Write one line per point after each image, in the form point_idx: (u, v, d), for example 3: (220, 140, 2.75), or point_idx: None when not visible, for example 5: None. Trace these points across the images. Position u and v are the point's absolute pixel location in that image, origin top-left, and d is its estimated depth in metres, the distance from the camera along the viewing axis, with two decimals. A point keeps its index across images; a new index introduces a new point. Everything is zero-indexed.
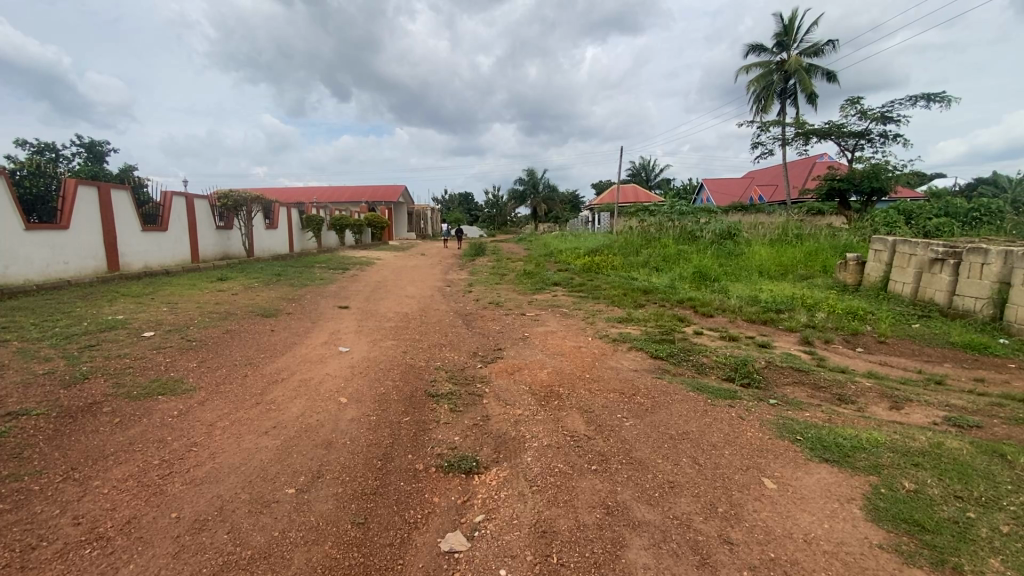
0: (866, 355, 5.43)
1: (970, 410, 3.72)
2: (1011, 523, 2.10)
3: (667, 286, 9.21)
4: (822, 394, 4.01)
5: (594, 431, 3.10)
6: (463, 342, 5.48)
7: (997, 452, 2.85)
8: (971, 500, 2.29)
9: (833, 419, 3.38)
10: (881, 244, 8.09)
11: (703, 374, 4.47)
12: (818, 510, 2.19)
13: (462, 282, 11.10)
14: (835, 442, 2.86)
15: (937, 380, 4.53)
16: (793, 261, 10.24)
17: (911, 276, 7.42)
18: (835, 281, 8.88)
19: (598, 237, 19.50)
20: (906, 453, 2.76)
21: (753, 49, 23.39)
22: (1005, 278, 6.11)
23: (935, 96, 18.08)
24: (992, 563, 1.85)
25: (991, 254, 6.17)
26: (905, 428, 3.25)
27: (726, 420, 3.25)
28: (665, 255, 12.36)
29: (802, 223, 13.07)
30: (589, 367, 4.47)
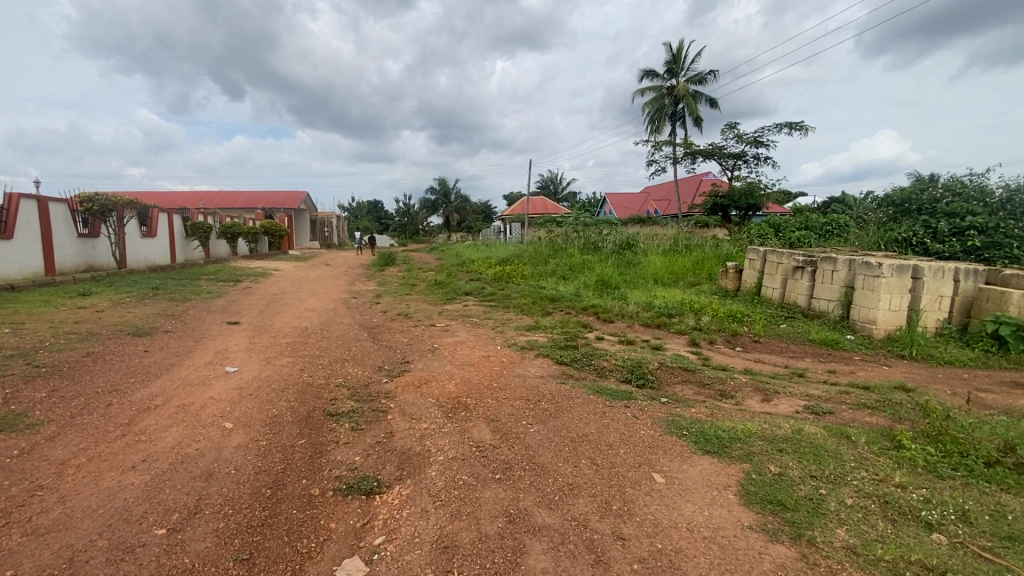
0: (742, 353, 6.05)
1: (823, 398, 4.28)
2: (854, 496, 2.44)
3: (572, 294, 9.60)
4: (706, 391, 4.40)
5: (500, 440, 3.12)
6: (368, 357, 5.26)
7: (845, 434, 3.30)
8: (823, 478, 2.61)
9: (715, 413, 3.71)
10: (755, 254, 9.08)
11: (604, 377, 4.71)
12: (699, 499, 2.38)
13: (370, 294, 10.71)
14: (716, 435, 3.14)
15: (799, 373, 5.16)
16: (683, 269, 11.16)
17: (779, 282, 8.41)
18: (719, 287, 9.81)
19: (509, 247, 19.83)
20: (773, 440, 3.10)
21: (646, 75, 25.37)
22: (850, 283, 7.14)
23: (796, 125, 20.78)
24: (838, 532, 2.12)
25: (839, 262, 7.18)
26: (773, 417, 3.66)
27: (622, 420, 3.44)
28: (571, 264, 12.87)
29: (691, 235, 14.31)
30: (497, 376, 4.49)
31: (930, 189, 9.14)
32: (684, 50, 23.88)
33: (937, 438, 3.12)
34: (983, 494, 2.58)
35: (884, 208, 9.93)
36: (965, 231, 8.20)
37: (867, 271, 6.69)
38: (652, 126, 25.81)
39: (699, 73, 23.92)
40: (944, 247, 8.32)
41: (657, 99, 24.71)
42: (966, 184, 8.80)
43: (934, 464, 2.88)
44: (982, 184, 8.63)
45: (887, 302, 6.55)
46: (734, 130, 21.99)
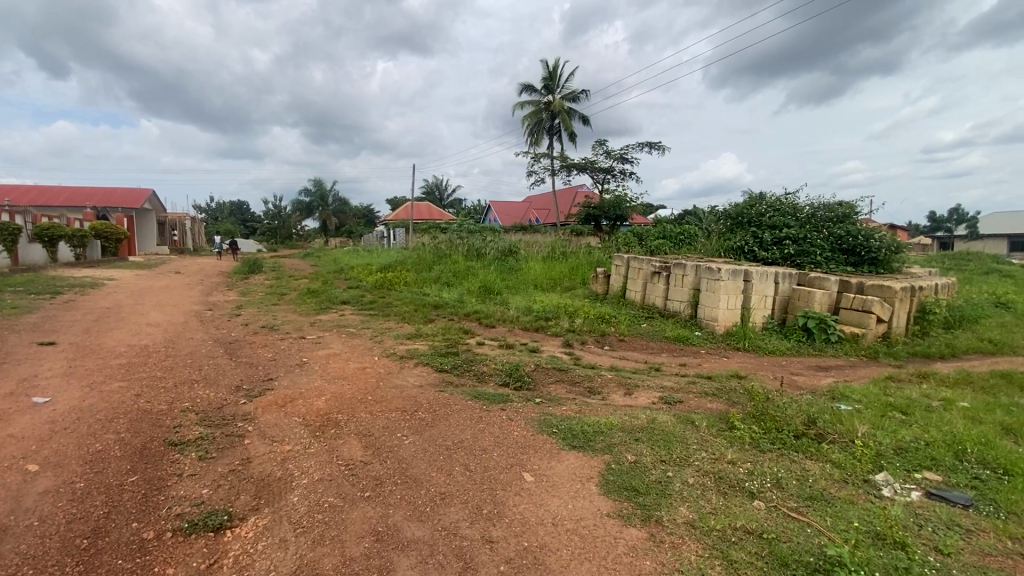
0: (610, 351, 6.56)
1: (675, 389, 4.79)
2: (694, 475, 2.76)
3: (455, 300, 9.62)
4: (577, 389, 4.68)
5: (372, 455, 3.00)
6: (223, 376, 4.72)
7: (690, 420, 3.73)
8: (670, 461, 2.92)
9: (582, 409, 3.96)
10: (620, 260, 9.91)
11: (483, 382, 4.78)
12: (565, 493, 2.52)
13: (231, 305, 9.67)
14: (582, 430, 3.35)
15: (656, 368, 5.72)
16: (560, 274, 11.78)
17: (640, 285, 9.27)
18: (590, 291, 10.52)
19: (392, 253, 19.28)
20: (631, 430, 3.39)
21: (525, 88, 26.42)
22: (697, 286, 8.11)
23: (655, 145, 23.11)
24: (680, 509, 2.38)
25: (688, 267, 8.12)
26: (634, 409, 4.01)
27: (497, 423, 3.51)
28: (455, 271, 12.88)
29: (568, 242, 15.16)
30: (372, 389, 4.31)
31: (757, 205, 10.70)
32: (558, 68, 25.32)
33: (760, 418, 3.66)
34: (792, 462, 3.08)
35: (723, 220, 11.36)
36: (783, 241, 9.77)
37: (710, 275, 7.66)
38: (531, 138, 26.92)
39: (573, 91, 25.52)
40: (768, 254, 9.83)
41: (535, 113, 25.85)
42: (783, 201, 10.47)
43: (758, 440, 3.37)
44: (794, 202, 10.35)
45: (725, 302, 7.55)
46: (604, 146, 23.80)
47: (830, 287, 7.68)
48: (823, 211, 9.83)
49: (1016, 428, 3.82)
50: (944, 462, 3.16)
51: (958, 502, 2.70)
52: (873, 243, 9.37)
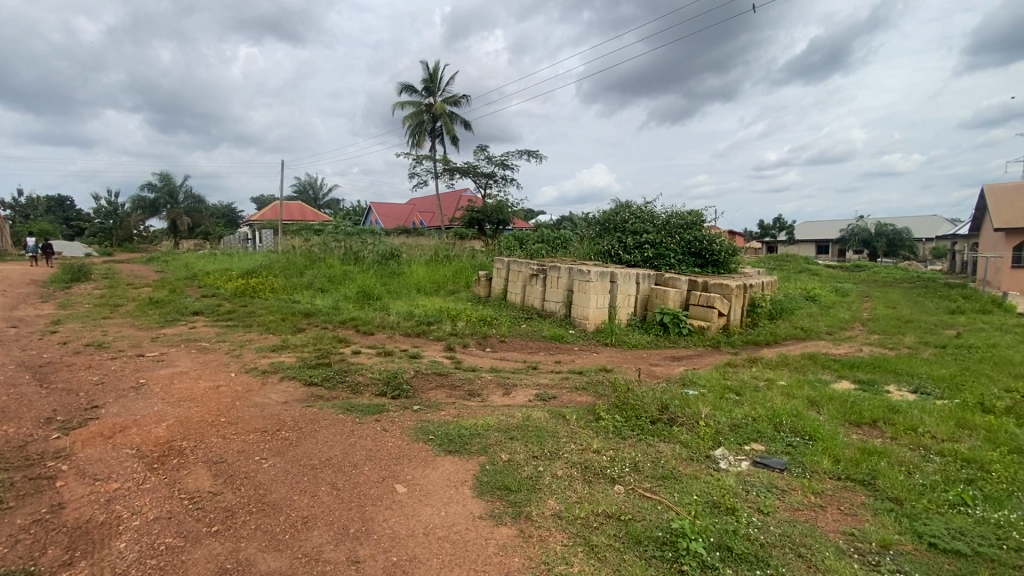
0: (491, 353, 6.67)
1: (551, 385, 5.01)
2: (563, 467, 2.91)
3: (329, 307, 9.06)
4: (457, 392, 4.68)
5: (223, 484, 2.69)
6: (27, 408, 3.89)
7: (562, 415, 3.93)
8: (541, 456, 3.05)
9: (460, 413, 3.95)
10: (500, 264, 10.15)
11: (358, 393, 4.54)
12: (438, 500, 2.49)
13: (45, 320, 8.05)
14: (458, 433, 3.35)
15: (534, 367, 5.94)
16: (442, 278, 11.72)
17: (520, 287, 9.58)
18: (473, 294, 10.63)
19: (257, 257, 17.60)
20: (506, 430, 3.48)
21: (405, 89, 25.87)
22: (570, 287, 8.58)
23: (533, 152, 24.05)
24: (549, 502, 2.50)
25: (562, 270, 8.57)
26: (512, 409, 4.11)
27: (370, 436, 3.36)
28: (330, 275, 12.14)
29: (450, 245, 15.13)
30: (226, 409, 3.87)
31: (621, 212, 11.65)
32: (439, 71, 25.21)
33: (622, 407, 3.97)
34: (648, 447, 3.38)
35: (593, 226, 12.19)
36: (644, 245, 10.78)
37: (581, 276, 8.16)
38: (412, 139, 26.42)
39: (454, 95, 25.61)
40: (632, 257, 10.76)
41: (416, 114, 25.44)
42: (643, 210, 11.56)
43: (621, 429, 3.66)
44: (652, 211, 11.48)
45: (595, 301, 8.11)
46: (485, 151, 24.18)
47: (681, 285, 8.64)
48: (676, 218, 11.03)
49: (817, 400, 4.64)
50: (766, 433, 3.72)
51: (776, 467, 3.19)
52: (715, 247, 10.77)
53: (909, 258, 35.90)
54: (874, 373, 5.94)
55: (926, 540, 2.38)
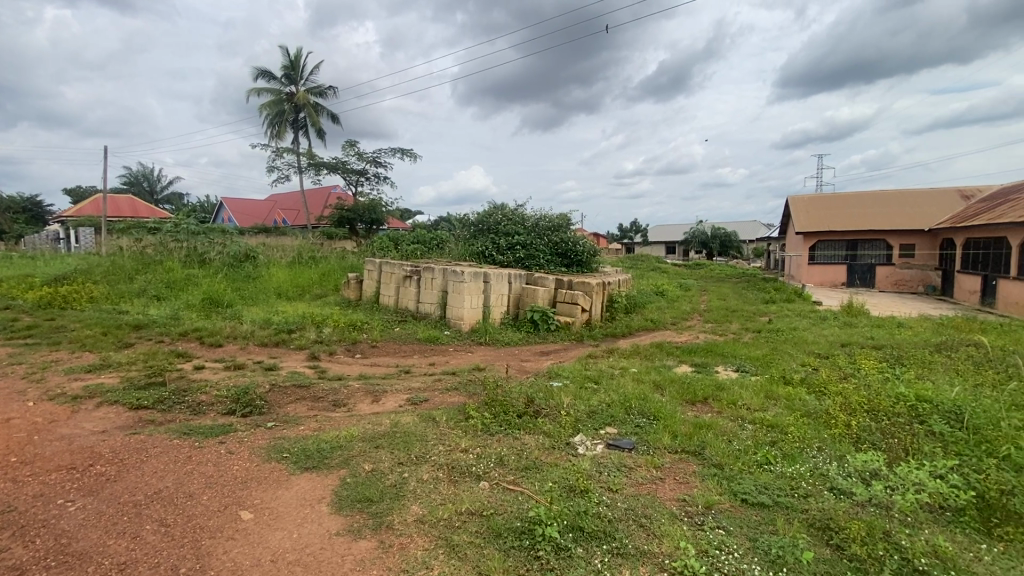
0: (360, 359, 6.38)
1: (422, 389, 4.94)
2: (429, 471, 2.90)
3: (167, 317, 7.91)
4: (319, 404, 4.39)
5: (9, 539, 2.20)
6: None
7: (431, 417, 3.90)
8: (407, 462, 3.00)
9: (322, 426, 3.72)
10: (371, 265, 9.78)
11: (200, 414, 4.03)
12: (290, 523, 2.32)
13: None
14: (317, 448, 3.15)
15: (405, 370, 5.81)
16: (307, 281, 10.93)
17: (392, 290, 9.32)
18: (341, 297, 10.08)
19: (71, 260, 14.70)
20: (372, 438, 3.36)
21: (261, 74, 23.61)
22: (444, 288, 8.56)
23: (406, 151, 23.50)
24: (412, 507, 2.47)
25: (435, 271, 8.52)
26: (379, 416, 3.97)
27: (212, 460, 3.01)
28: (169, 281, 10.61)
29: (316, 246, 14.17)
30: (18, 447, 3.17)
31: (494, 214, 11.93)
32: (301, 58, 23.45)
33: (491, 404, 4.07)
34: (514, 440, 3.51)
35: (466, 227, 12.29)
36: (515, 246, 11.14)
37: (454, 277, 8.18)
38: (271, 130, 24.21)
39: (319, 86, 24.02)
40: (504, 258, 11.05)
41: (275, 103, 23.36)
42: (514, 213, 11.96)
43: (489, 425, 3.75)
44: (522, 214, 11.95)
45: (469, 301, 8.17)
46: (354, 148, 23.04)
47: (549, 284, 9.11)
48: (544, 221, 11.61)
49: (662, 383, 5.23)
50: (618, 416, 4.10)
51: (626, 447, 3.52)
52: (579, 249, 11.56)
53: (736, 257, 42.07)
54: (707, 357, 6.87)
55: (740, 497, 2.81)
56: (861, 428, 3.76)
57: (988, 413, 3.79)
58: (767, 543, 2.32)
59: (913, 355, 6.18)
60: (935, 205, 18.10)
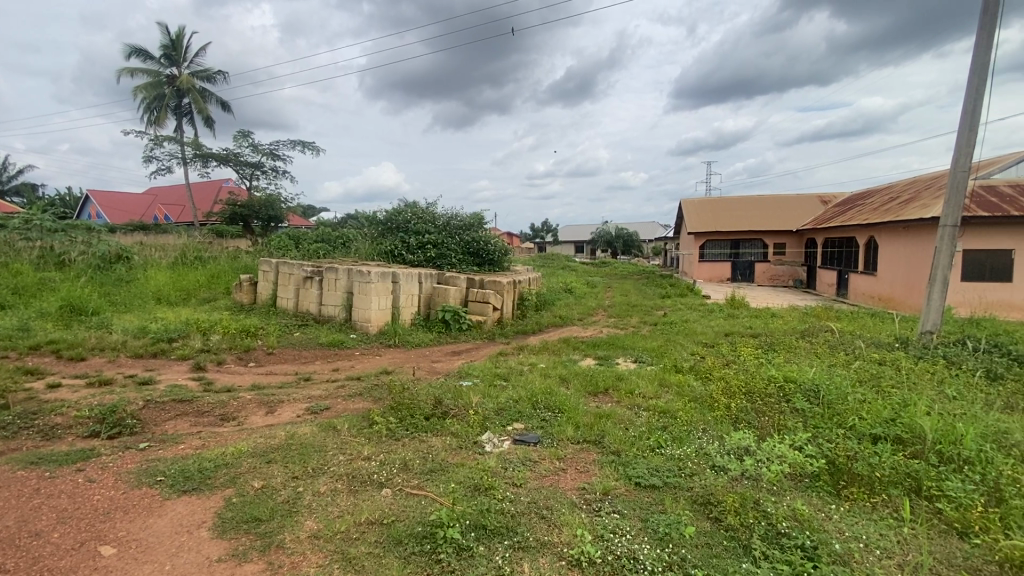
0: (255, 368, 5.92)
1: (323, 396, 4.69)
2: (327, 483, 2.76)
3: (13, 328, 6.77)
4: (205, 419, 4.00)
5: None
6: None
7: (332, 425, 3.72)
8: (303, 475, 2.83)
9: (206, 443, 3.40)
10: (267, 266, 9.11)
11: (53, 440, 3.50)
12: (163, 554, 2.10)
13: None
14: (198, 468, 2.87)
15: (306, 378, 5.48)
16: (192, 285, 9.92)
17: (291, 292, 8.75)
18: (233, 301, 9.28)
19: None
20: (263, 453, 3.13)
21: (135, 52, 21.03)
22: (349, 289, 8.18)
23: (308, 145, 22.15)
24: (306, 523, 2.33)
25: (339, 272, 8.13)
26: (274, 429, 3.71)
27: (67, 492, 2.63)
28: (15, 286, 9.09)
29: (204, 245, 12.90)
30: None
31: (403, 212, 11.65)
32: (184, 38, 21.22)
33: (396, 409, 3.97)
34: (420, 443, 3.45)
35: (374, 226, 11.86)
36: (426, 245, 10.94)
37: (360, 278, 7.86)
38: (148, 115, 21.64)
39: (206, 70, 21.90)
40: (414, 257, 10.78)
41: (153, 86, 20.92)
42: (424, 211, 11.75)
43: (394, 430, 3.66)
44: (432, 213, 11.78)
45: (377, 302, 7.88)
46: (248, 139, 21.29)
47: (460, 284, 9.07)
48: (455, 220, 11.56)
49: (567, 377, 5.44)
50: (525, 412, 4.18)
51: (531, 442, 3.61)
52: (490, 248, 11.64)
53: (638, 255, 44.81)
54: (610, 350, 7.24)
55: (634, 481, 2.99)
56: (739, 408, 4.18)
57: (838, 389, 4.39)
58: (656, 522, 2.49)
59: (782, 342, 6.97)
60: (801, 209, 20.58)
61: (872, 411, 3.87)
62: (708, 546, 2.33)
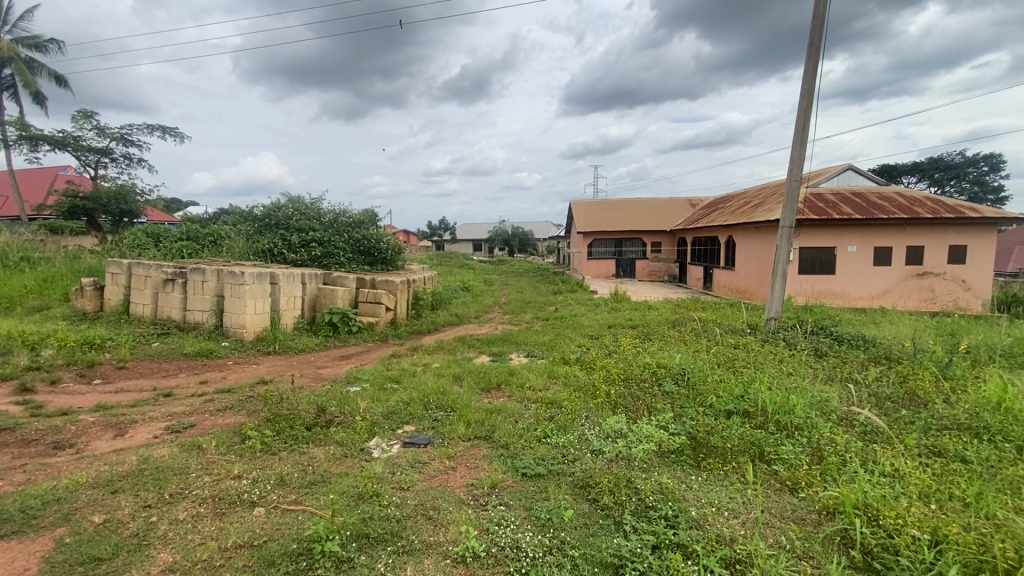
0: (101, 385, 5.14)
1: (188, 413, 4.21)
2: (188, 507, 2.50)
3: None
4: (32, 450, 3.39)
5: None
6: None
7: (196, 444, 3.36)
8: (158, 503, 2.53)
9: (32, 478, 2.89)
10: (117, 267, 7.95)
11: None
12: None
13: None
14: (20, 507, 2.44)
15: (166, 393, 4.87)
16: (17, 291, 8.34)
17: (149, 297, 7.73)
18: (72, 309, 7.96)
19: None
20: (108, 482, 2.74)
21: None
22: (220, 292, 7.42)
23: (170, 130, 19.62)
24: (160, 556, 2.10)
25: (207, 273, 7.34)
26: (123, 454, 3.26)
27: None
28: None
29: (33, 243, 10.88)
30: None
31: (284, 208, 10.86)
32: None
33: (273, 421, 3.69)
34: (300, 455, 3.25)
35: (250, 222, 10.87)
36: (310, 243, 10.22)
37: (232, 279, 7.17)
38: None
39: (33, 36, 18.50)
40: (297, 256, 9.98)
41: None
42: (308, 208, 11.05)
43: (270, 443, 3.40)
44: (317, 209, 11.15)
45: (252, 306, 7.22)
46: (92, 120, 18.36)
47: (349, 284, 8.68)
48: (343, 218, 11.13)
49: (460, 375, 5.46)
50: (416, 414, 4.12)
51: (421, 443, 3.57)
52: (382, 246, 11.32)
53: (532, 253, 46.21)
54: (503, 346, 7.40)
55: (521, 472, 3.10)
56: (618, 394, 4.51)
57: (700, 372, 4.92)
58: (539, 509, 2.60)
59: (657, 331, 7.64)
60: (674, 211, 22.67)
61: (726, 389, 4.41)
62: (586, 526, 2.49)
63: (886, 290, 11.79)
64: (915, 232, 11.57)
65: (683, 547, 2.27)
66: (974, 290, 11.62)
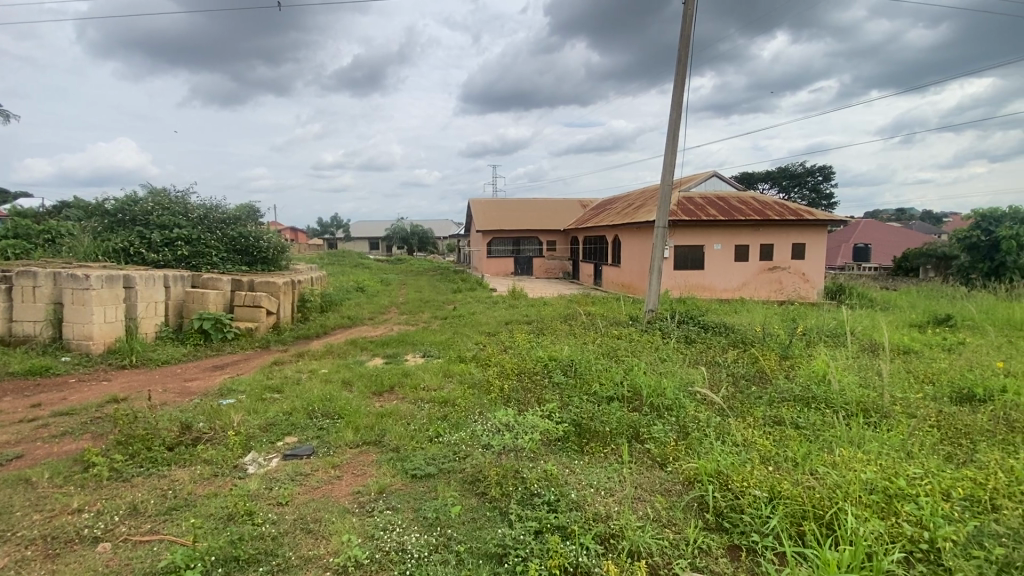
0: None
1: (13, 442, 3.58)
2: (10, 554, 2.15)
3: None
4: None
5: None
6: None
7: (24, 478, 2.88)
8: None
9: None
10: None
11: None
12: None
13: None
14: None
15: None
16: None
17: None
18: None
19: None
20: None
21: None
22: (58, 299, 6.39)
23: None
24: None
25: (40, 277, 6.28)
26: None
27: None
28: None
29: None
30: None
31: (142, 201, 9.61)
32: None
33: (126, 443, 3.26)
34: (160, 479, 2.92)
35: (99, 217, 9.46)
36: (175, 242, 9.15)
37: (73, 283, 6.19)
38: None
39: None
40: (159, 256, 8.90)
41: None
42: (172, 202, 9.88)
43: (122, 469, 3.01)
44: (184, 203, 10.02)
45: (100, 315, 6.29)
46: None
47: (223, 287, 7.93)
48: (215, 214, 10.13)
49: (350, 380, 5.24)
50: (299, 424, 3.89)
51: (304, 454, 3.39)
52: (262, 245, 10.50)
53: (431, 252, 45.62)
54: (397, 347, 7.24)
55: (411, 474, 3.06)
56: (510, 389, 4.64)
57: (586, 363, 5.22)
58: (427, 509, 2.61)
59: (549, 326, 7.97)
60: (566, 211, 23.75)
61: (608, 377, 4.73)
62: (473, 520, 2.54)
63: (745, 283, 13.41)
64: (766, 232, 13.30)
65: (563, 528, 2.40)
66: (811, 281, 13.62)
